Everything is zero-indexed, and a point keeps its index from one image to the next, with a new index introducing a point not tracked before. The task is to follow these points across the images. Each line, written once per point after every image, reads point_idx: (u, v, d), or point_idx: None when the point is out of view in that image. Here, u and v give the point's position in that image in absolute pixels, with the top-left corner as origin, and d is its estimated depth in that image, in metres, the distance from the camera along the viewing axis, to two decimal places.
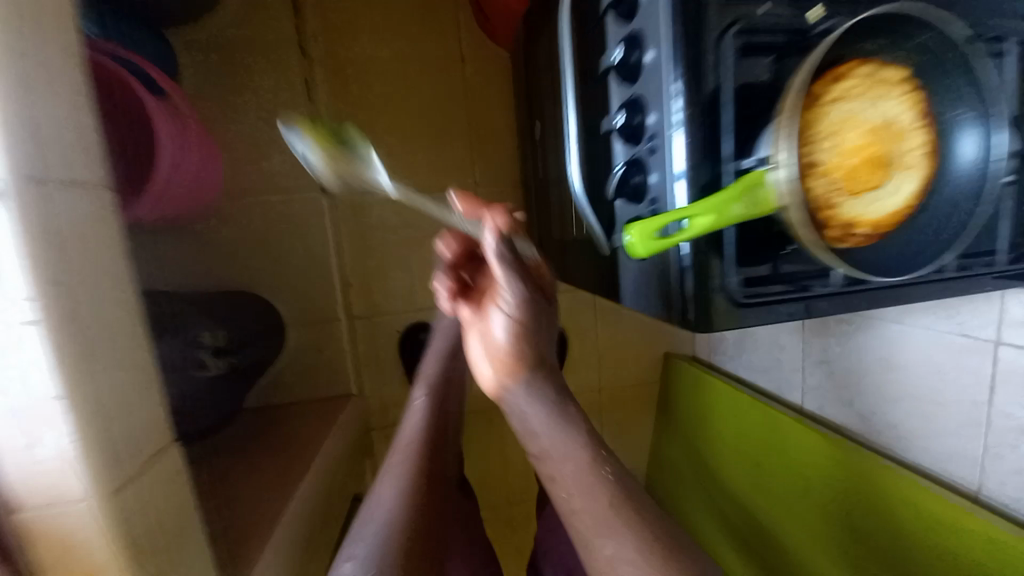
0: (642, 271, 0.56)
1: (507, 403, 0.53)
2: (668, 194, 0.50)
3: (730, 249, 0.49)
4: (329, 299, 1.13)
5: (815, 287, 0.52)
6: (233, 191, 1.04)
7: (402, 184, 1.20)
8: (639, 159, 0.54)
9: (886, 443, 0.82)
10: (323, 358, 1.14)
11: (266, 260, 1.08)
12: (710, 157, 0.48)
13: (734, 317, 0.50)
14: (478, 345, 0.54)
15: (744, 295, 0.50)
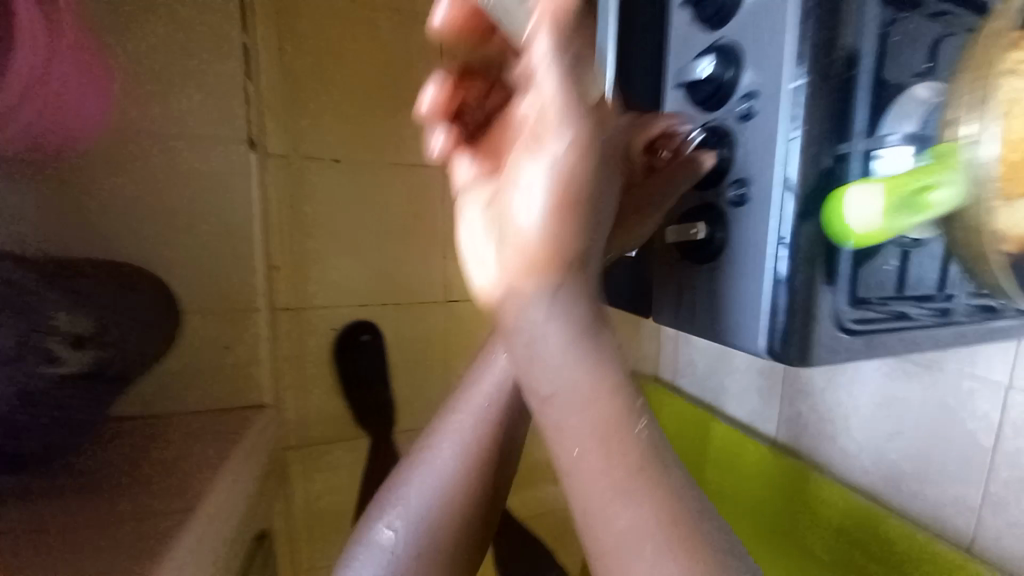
0: (716, 280, 0.46)
1: (511, 327, 0.32)
2: (767, 176, 0.41)
3: (843, 265, 0.40)
4: (247, 282, 0.90)
5: (916, 313, 0.45)
6: (130, 129, 0.80)
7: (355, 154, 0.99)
8: (725, 124, 0.46)
9: (874, 484, 0.77)
10: (232, 356, 0.91)
11: (164, 223, 0.84)
12: (827, 139, 0.38)
13: (834, 349, 0.42)
14: (485, 232, 0.35)
15: (852, 321, 0.42)
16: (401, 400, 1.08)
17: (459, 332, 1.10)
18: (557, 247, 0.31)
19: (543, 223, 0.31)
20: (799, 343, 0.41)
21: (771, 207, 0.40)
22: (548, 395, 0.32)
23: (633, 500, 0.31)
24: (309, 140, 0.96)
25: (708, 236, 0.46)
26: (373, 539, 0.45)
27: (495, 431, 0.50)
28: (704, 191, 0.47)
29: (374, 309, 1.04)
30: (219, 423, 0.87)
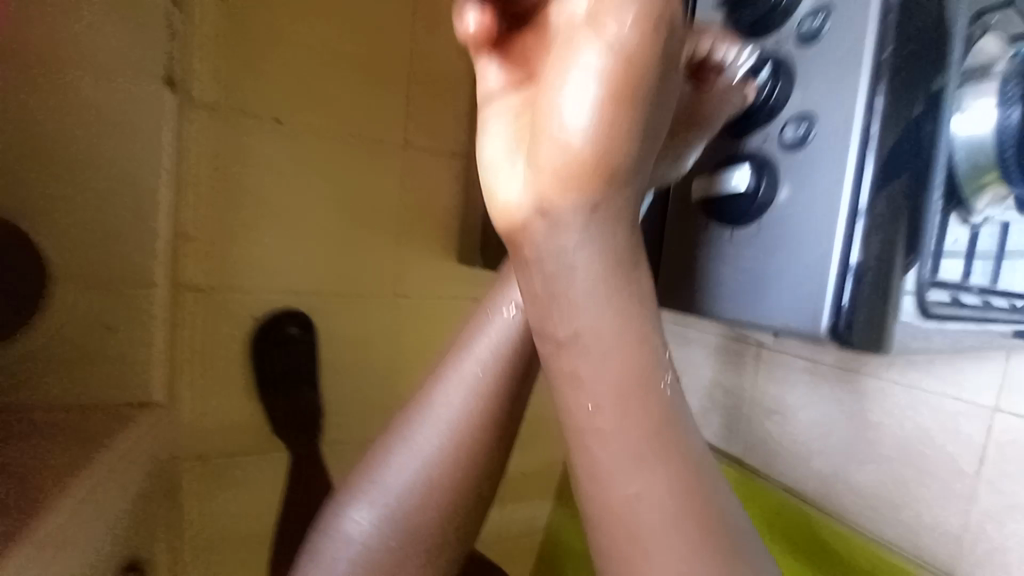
0: (757, 247, 0.41)
1: (533, 252, 0.28)
2: (854, 130, 0.37)
3: (924, 240, 0.38)
4: (144, 250, 0.72)
5: (959, 295, 0.45)
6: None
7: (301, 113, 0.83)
8: (793, 65, 0.41)
9: (843, 507, 0.73)
10: (114, 341, 0.72)
11: (33, 162, 0.64)
12: (917, 85, 0.36)
13: (908, 330, 0.40)
14: (514, 137, 0.29)
15: (926, 301, 0.40)
16: (332, 409, 0.92)
17: (408, 333, 0.96)
18: (604, 159, 0.25)
19: (591, 128, 0.25)
20: (872, 326, 0.38)
21: (850, 154, 0.37)
22: (567, 339, 0.29)
23: (640, 468, 0.29)
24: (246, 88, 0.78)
25: (754, 189, 0.41)
26: (343, 527, 0.40)
27: (493, 403, 0.41)
28: (745, 127, 0.43)
29: (308, 298, 0.87)
30: (87, 422, 0.67)
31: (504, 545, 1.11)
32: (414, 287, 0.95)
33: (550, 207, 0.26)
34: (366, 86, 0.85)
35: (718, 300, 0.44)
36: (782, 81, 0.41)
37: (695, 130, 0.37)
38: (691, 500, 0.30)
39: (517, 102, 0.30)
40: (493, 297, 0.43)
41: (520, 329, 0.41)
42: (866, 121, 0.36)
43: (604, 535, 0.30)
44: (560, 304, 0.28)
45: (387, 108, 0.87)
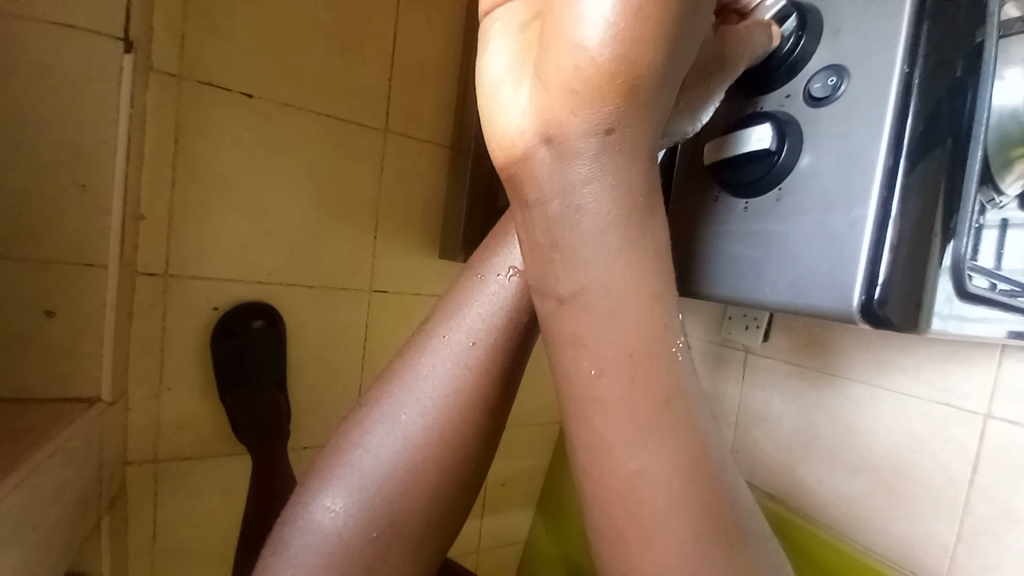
0: (774, 220, 0.37)
1: (534, 190, 0.25)
2: (873, 96, 0.33)
3: (965, 219, 0.34)
4: (91, 231, 0.65)
5: (1001, 286, 0.41)
6: None
7: (279, 89, 0.77)
8: (818, 23, 0.36)
9: (836, 517, 0.71)
10: (55, 330, 0.65)
11: None
12: (957, 45, 0.32)
13: (943, 318, 0.36)
14: (519, 55, 0.26)
15: (962, 289, 0.36)
16: (298, 408, 0.86)
17: (383, 330, 0.91)
18: (621, 72, 0.22)
19: (608, 33, 0.21)
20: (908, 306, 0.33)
21: (889, 106, 0.32)
22: (570, 295, 0.26)
23: (644, 441, 0.25)
24: (218, 62, 0.73)
25: (774, 152, 0.37)
26: (313, 516, 0.35)
27: (484, 375, 0.37)
28: (762, 86, 0.39)
29: (276, 289, 0.82)
30: (22, 418, 0.61)
31: (479, 558, 1.06)
32: (390, 281, 0.90)
33: (555, 132, 0.24)
34: (346, 66, 0.81)
35: (725, 283, 0.39)
36: (807, 31, 0.36)
37: (717, 71, 0.31)
38: (704, 495, 0.26)
39: (525, 16, 0.27)
40: (487, 258, 0.38)
41: (516, 294, 0.37)
42: (906, 69, 0.32)
43: (611, 540, 0.26)
44: (562, 255, 0.25)
45: (371, 89, 0.84)
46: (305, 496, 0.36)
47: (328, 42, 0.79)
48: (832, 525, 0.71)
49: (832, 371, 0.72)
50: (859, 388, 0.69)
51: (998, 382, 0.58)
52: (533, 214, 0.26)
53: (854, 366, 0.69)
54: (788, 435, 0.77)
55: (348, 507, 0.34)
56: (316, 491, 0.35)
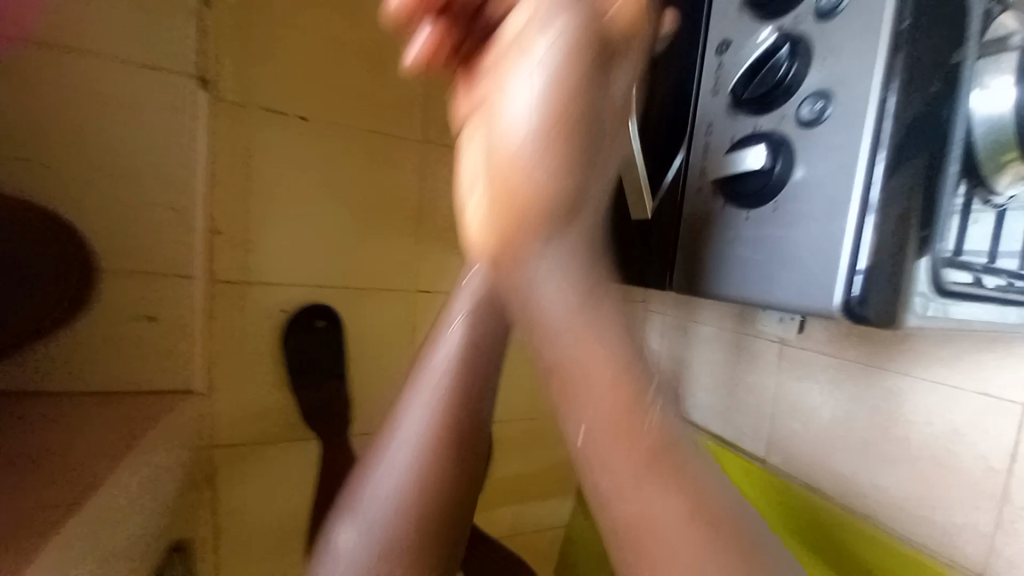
0: (773, 227, 0.42)
1: (516, 286, 0.26)
2: (856, 112, 0.37)
3: (941, 221, 0.37)
4: (180, 244, 0.76)
5: (987, 281, 0.44)
6: (49, 41, 0.66)
7: (325, 110, 0.85)
8: (808, 48, 0.41)
9: (873, 510, 0.71)
10: (153, 332, 0.76)
11: (85, 158, 0.70)
12: (934, 62, 0.35)
13: (929, 315, 0.40)
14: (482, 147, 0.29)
15: (943, 287, 0.40)
16: (353, 401, 0.95)
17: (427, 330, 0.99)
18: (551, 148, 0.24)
19: (537, 136, 0.24)
20: (887, 308, 0.37)
21: (866, 127, 0.36)
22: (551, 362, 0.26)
23: (647, 486, 0.25)
24: (272, 90, 0.82)
25: (768, 170, 0.42)
26: (335, 547, 0.36)
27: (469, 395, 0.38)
28: (761, 108, 0.44)
29: (332, 293, 0.91)
30: (134, 405, 0.73)
31: (516, 541, 1.12)
32: (431, 283, 0.97)
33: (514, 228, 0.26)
34: (386, 89, 0.89)
35: (736, 282, 0.45)
36: (797, 60, 0.41)
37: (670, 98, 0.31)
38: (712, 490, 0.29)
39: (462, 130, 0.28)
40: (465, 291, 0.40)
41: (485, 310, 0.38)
42: (882, 95, 0.36)
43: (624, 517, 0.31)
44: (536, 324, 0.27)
45: (406, 104, 0.90)
46: (332, 530, 0.37)
47: (369, 65, 0.87)
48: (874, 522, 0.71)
49: (860, 361, 0.73)
50: (892, 378, 0.70)
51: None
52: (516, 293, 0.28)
53: (886, 355, 0.70)
54: (818, 423, 0.78)
55: (368, 535, 0.35)
56: (340, 525, 0.37)
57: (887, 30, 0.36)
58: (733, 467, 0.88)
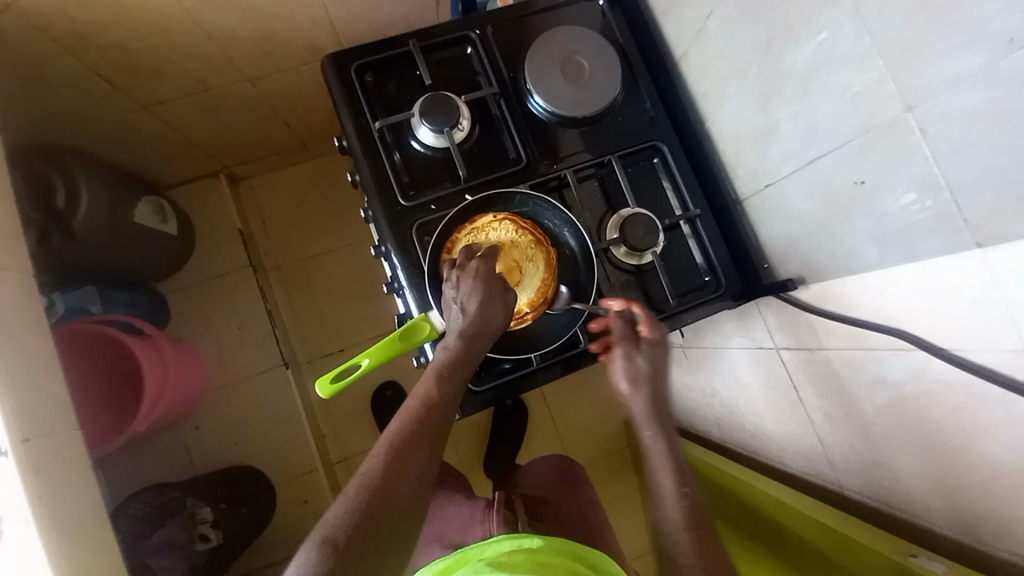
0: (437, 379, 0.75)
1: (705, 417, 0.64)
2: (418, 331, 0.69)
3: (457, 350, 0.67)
4: (305, 450, 1.32)
5: (529, 360, 0.68)
6: (216, 388, 1.32)
7: (350, 336, 1.42)
8: (406, 310, 0.73)
9: (821, 482, 0.76)
10: (309, 508, 1.30)
11: (249, 427, 1.31)
12: (424, 302, 0.66)
13: (475, 397, 0.67)
14: (422, 432, 0.54)
15: (476, 380, 0.67)
16: None
17: (467, 435, 1.38)
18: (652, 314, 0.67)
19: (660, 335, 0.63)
20: (498, 393, 0.68)
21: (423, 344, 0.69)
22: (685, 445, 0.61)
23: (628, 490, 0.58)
24: (320, 342, 1.41)
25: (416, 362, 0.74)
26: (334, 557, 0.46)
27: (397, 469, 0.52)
28: (401, 312, 0.74)
29: None
30: None
31: None
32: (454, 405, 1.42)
33: (636, 360, 0.61)
34: (373, 308, 1.44)
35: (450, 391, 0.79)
36: (402, 316, 0.73)
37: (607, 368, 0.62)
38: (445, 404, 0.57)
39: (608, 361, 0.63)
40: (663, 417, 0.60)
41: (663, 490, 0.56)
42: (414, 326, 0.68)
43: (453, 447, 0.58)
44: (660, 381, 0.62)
45: (388, 308, 1.44)
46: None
47: (358, 299, 1.44)
48: (876, 504, 0.66)
49: (722, 347, 0.89)
50: (743, 353, 0.84)
51: (803, 331, 0.68)
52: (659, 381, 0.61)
53: (722, 340, 0.89)
54: (743, 405, 0.91)
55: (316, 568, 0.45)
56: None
57: (399, 262, 0.67)
58: (768, 505, 0.80)
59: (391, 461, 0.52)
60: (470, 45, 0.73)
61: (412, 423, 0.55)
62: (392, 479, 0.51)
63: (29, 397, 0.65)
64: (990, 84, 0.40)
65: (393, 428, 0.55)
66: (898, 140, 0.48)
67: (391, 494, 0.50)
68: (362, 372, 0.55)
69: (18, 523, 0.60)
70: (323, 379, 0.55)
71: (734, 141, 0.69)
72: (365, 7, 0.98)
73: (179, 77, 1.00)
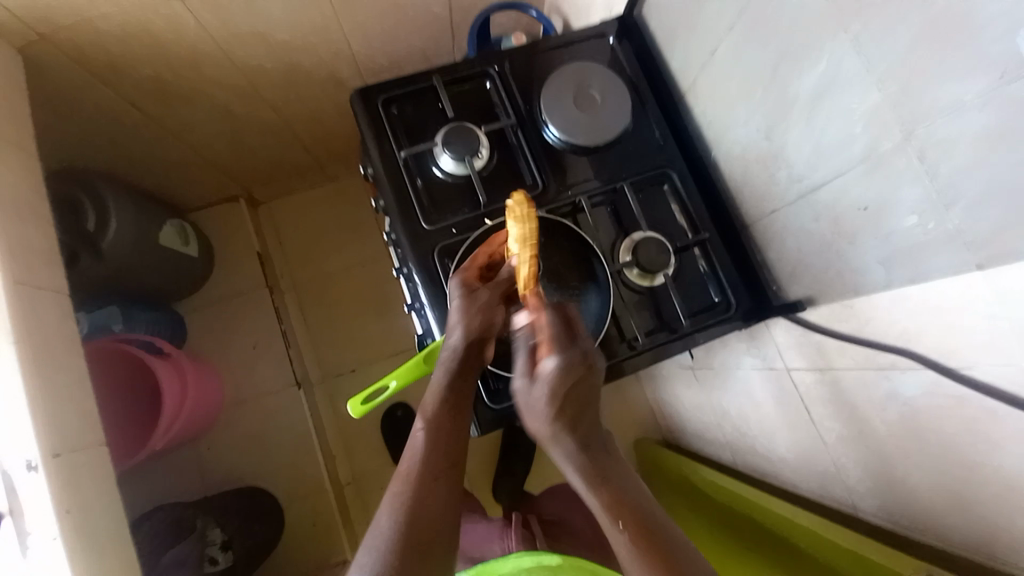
0: None
1: None
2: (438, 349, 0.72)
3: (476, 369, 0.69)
4: (316, 470, 1.32)
5: None
6: (230, 406, 1.33)
7: (363, 356, 1.44)
8: (425, 329, 0.75)
9: (836, 502, 0.76)
10: (318, 529, 1.29)
11: (260, 447, 1.32)
12: (445, 320, 0.68)
13: (493, 415, 0.69)
14: (441, 458, 0.56)
15: (494, 398, 0.69)
16: None
17: (477, 456, 1.38)
18: (576, 328, 0.56)
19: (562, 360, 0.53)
20: (512, 412, 0.69)
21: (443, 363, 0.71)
22: None
23: None
24: (333, 362, 1.43)
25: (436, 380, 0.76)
26: None
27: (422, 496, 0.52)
28: (420, 331, 0.77)
29: None
30: None
31: None
32: None
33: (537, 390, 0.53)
34: (385, 328, 1.46)
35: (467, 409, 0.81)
36: (423, 336, 0.76)
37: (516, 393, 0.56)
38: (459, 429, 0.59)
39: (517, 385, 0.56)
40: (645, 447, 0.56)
41: None
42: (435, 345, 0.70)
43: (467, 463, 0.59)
44: (591, 399, 0.53)
45: (399, 328, 1.46)
46: None
47: (370, 319, 1.46)
48: (891, 521, 0.66)
49: (732, 367, 0.91)
50: (755, 373, 0.85)
51: (813, 350, 0.70)
52: (575, 408, 0.52)
53: (733, 360, 0.90)
54: (754, 424, 0.91)
55: None
56: None
57: (420, 283, 0.70)
58: (780, 525, 0.80)
59: (410, 492, 0.53)
60: (488, 79, 0.78)
61: (425, 453, 0.56)
62: (419, 508, 0.51)
63: (64, 410, 0.68)
64: (986, 113, 0.43)
65: (412, 459, 0.56)
66: (901, 165, 0.51)
67: (417, 524, 0.50)
68: (391, 393, 0.57)
69: (45, 536, 0.61)
70: (354, 400, 0.57)
71: (741, 167, 0.73)
72: (386, 43, 1.05)
73: (209, 106, 1.06)
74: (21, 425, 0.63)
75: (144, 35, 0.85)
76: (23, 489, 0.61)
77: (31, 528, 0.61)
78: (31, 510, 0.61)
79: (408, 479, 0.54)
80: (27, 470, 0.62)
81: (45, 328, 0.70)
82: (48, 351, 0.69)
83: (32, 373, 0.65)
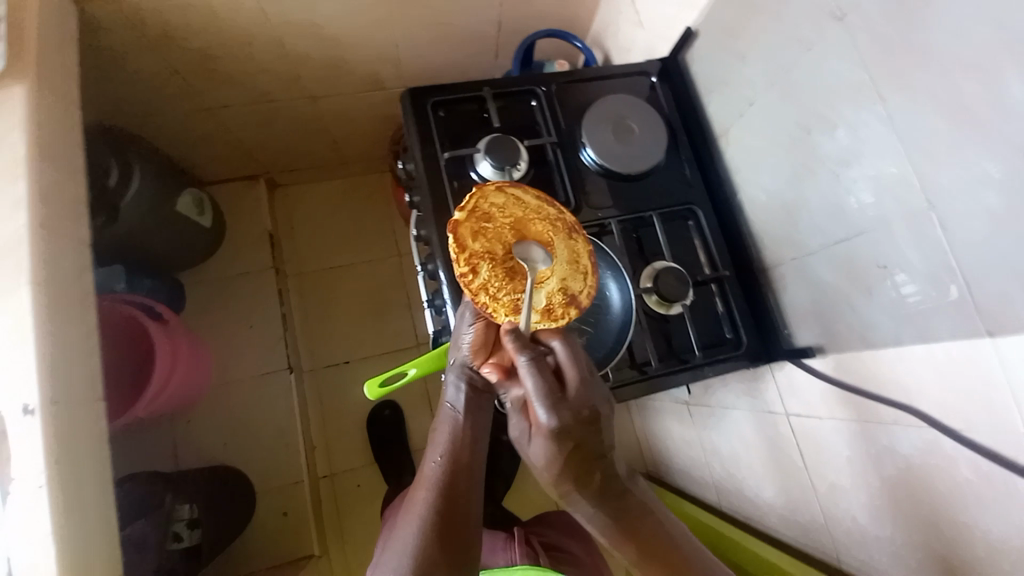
0: None
1: None
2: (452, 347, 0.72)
3: None
4: (295, 460, 1.29)
5: None
6: (217, 384, 1.31)
7: (358, 352, 1.44)
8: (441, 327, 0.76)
9: (817, 553, 0.77)
10: (288, 521, 1.26)
11: (241, 429, 1.29)
12: None
13: None
14: (460, 471, 0.58)
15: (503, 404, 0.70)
16: None
17: None
18: (567, 375, 0.52)
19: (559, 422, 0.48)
20: None
21: None
22: None
23: None
24: (327, 353, 1.42)
25: None
26: None
27: (443, 510, 0.55)
28: (435, 329, 0.78)
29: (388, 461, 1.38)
30: None
31: None
32: None
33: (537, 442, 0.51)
34: (385, 327, 1.46)
35: None
36: (438, 333, 0.76)
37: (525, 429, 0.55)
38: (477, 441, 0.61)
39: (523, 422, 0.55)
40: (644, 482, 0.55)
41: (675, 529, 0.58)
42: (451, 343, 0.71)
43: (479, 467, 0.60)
44: (598, 448, 0.50)
45: (399, 329, 1.46)
46: None
47: (371, 316, 1.46)
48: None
49: (727, 406, 0.93)
50: (750, 415, 0.87)
51: (813, 396, 0.72)
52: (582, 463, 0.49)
53: (729, 399, 0.92)
54: (743, 465, 0.93)
55: None
56: None
57: (444, 281, 0.71)
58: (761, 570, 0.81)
59: (434, 503, 0.55)
60: (534, 98, 0.81)
61: (446, 465, 0.58)
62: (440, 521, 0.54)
63: (69, 361, 0.67)
64: (1003, 192, 0.46)
65: (433, 469, 0.58)
66: (918, 229, 0.54)
67: (441, 537, 0.54)
68: (409, 379, 0.57)
69: (31, 484, 0.60)
70: (371, 381, 0.57)
71: (764, 212, 0.76)
72: (433, 52, 1.08)
73: (249, 86, 1.08)
74: (25, 370, 0.62)
75: (204, 11, 0.88)
76: (17, 433, 0.61)
77: (17, 474, 0.60)
78: (22, 455, 0.60)
79: (430, 490, 0.57)
80: (23, 415, 0.61)
81: (63, 279, 0.69)
82: (62, 302, 0.68)
83: (45, 321, 0.64)
